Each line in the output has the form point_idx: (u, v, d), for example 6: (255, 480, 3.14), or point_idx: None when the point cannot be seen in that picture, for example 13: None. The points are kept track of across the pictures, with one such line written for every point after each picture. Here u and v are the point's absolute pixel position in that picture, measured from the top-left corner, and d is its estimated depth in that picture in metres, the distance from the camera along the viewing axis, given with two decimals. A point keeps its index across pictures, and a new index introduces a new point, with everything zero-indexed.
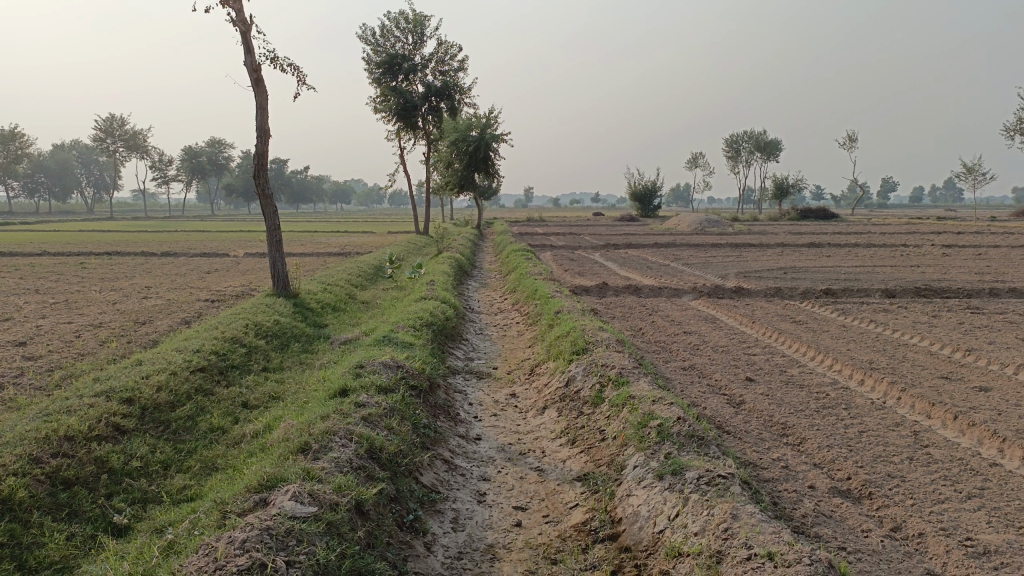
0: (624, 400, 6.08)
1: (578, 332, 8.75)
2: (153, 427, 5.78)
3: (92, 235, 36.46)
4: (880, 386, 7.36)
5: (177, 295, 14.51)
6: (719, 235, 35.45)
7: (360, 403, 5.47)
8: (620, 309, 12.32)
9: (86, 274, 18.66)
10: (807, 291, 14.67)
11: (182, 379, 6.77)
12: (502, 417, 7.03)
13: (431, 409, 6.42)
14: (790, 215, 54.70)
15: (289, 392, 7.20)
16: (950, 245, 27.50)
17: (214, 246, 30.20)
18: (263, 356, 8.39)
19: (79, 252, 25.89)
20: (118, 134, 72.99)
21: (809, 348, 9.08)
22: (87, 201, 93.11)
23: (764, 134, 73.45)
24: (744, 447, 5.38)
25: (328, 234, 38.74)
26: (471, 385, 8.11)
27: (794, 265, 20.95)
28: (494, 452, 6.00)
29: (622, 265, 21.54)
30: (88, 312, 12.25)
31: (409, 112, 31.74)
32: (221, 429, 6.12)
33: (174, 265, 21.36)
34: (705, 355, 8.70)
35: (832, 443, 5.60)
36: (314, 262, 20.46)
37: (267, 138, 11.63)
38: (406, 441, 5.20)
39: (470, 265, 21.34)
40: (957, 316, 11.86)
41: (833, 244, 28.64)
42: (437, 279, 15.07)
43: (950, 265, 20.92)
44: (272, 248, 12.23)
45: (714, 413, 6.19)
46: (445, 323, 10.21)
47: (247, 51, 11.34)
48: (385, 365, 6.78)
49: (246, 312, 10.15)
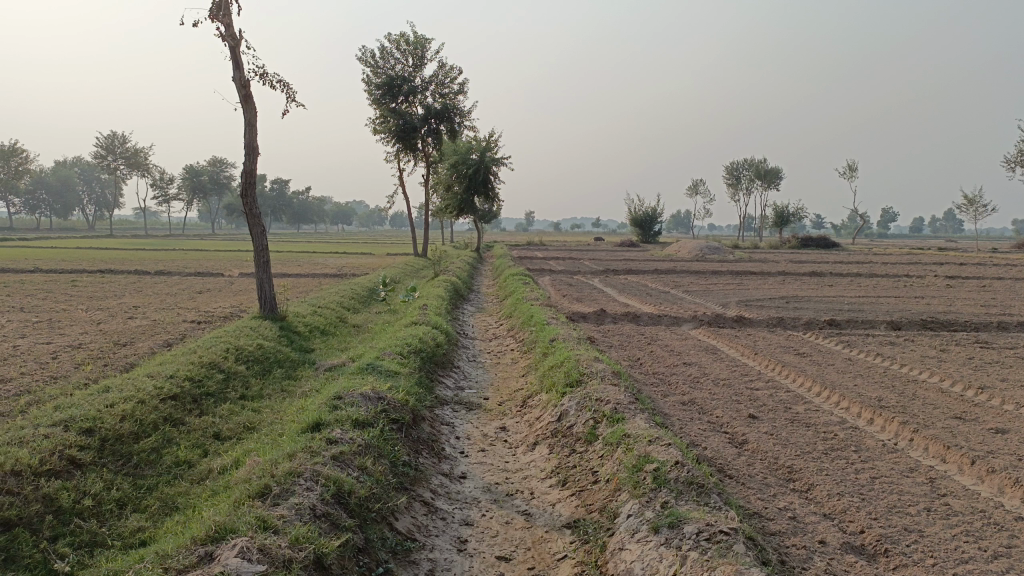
0: (618, 439, 5.67)
1: (573, 362, 8.36)
2: (112, 461, 5.38)
3: (87, 252, 36.11)
4: (890, 426, 6.97)
5: (164, 315, 14.12)
6: (720, 262, 35.18)
7: (333, 439, 5.07)
8: (618, 338, 11.93)
9: (74, 292, 18.29)
10: (810, 322, 14.31)
11: (150, 407, 6.38)
12: (490, 453, 6.63)
13: (413, 444, 6.02)
14: (791, 244, 54.43)
15: (264, 423, 6.80)
16: (954, 276, 27.15)
17: (210, 265, 29.95)
18: (241, 382, 8.00)
19: (72, 269, 25.51)
20: (119, 152, 73.03)
21: (814, 383, 8.68)
22: (88, 218, 93.10)
23: (765, 162, 73.45)
24: (747, 493, 4.98)
25: (326, 254, 38.42)
26: (459, 417, 7.71)
27: (796, 294, 20.58)
28: (479, 493, 5.59)
29: (621, 291, 21.21)
30: (69, 332, 11.86)
31: (409, 133, 31.61)
32: (187, 463, 5.72)
33: (167, 284, 20.99)
34: (706, 388, 8.30)
35: (843, 490, 5.19)
36: (308, 283, 20.10)
37: (256, 156, 11.32)
38: (381, 482, 4.79)
39: (466, 289, 20.99)
40: (965, 350, 11.48)
41: (836, 273, 28.32)
42: (431, 303, 14.72)
43: (955, 296, 20.56)
44: (260, 269, 11.89)
45: (715, 454, 5.78)
46: (434, 350, 9.82)
47: (236, 66, 11.08)
48: (365, 396, 6.36)
49: (229, 335, 9.76)
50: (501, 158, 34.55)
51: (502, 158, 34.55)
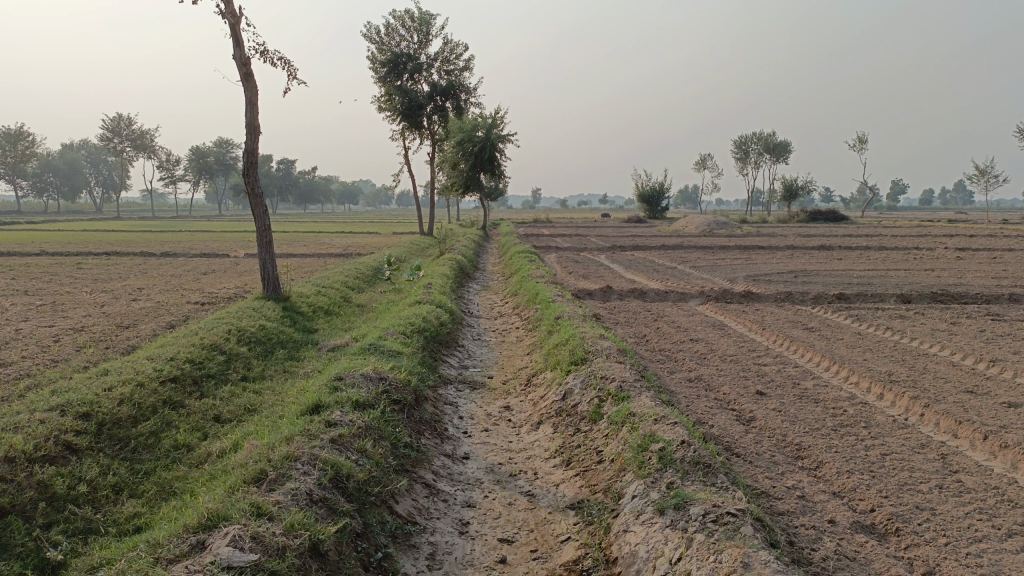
0: (623, 418, 5.57)
1: (578, 340, 8.24)
2: (109, 445, 5.31)
3: (93, 235, 36.04)
4: (901, 401, 6.85)
5: (168, 297, 14.07)
6: (727, 237, 34.93)
7: (332, 422, 4.98)
8: (624, 315, 11.80)
9: (80, 274, 18.24)
10: (819, 296, 14.14)
11: (149, 390, 6.31)
12: (494, 432, 6.54)
13: (415, 426, 5.94)
14: (799, 218, 54.02)
15: (266, 404, 6.73)
16: (964, 248, 26.85)
17: (215, 245, 29.90)
18: (243, 364, 7.92)
19: (78, 251, 25.46)
20: (124, 134, 72.91)
21: (823, 358, 8.56)
22: (95, 201, 93.16)
23: (773, 135, 72.79)
24: (754, 472, 4.88)
25: (332, 234, 38.29)
26: (463, 397, 7.63)
27: (805, 268, 20.38)
28: (482, 473, 5.50)
29: (628, 267, 21.07)
30: (72, 314, 11.81)
31: (413, 110, 31.34)
32: (186, 447, 5.66)
33: (172, 266, 20.93)
34: (713, 365, 8.18)
35: (852, 468, 5.08)
36: (313, 263, 20.02)
37: (257, 135, 11.17)
38: (381, 465, 4.70)
39: (472, 267, 20.87)
40: (977, 323, 11.31)
41: (845, 247, 28.04)
42: (435, 281, 14.61)
43: (965, 268, 20.33)
44: (263, 249, 11.79)
45: (722, 432, 5.68)
46: (439, 329, 9.73)
47: (236, 44, 10.90)
48: (366, 377, 6.27)
49: (230, 316, 9.67)
50: (506, 134, 34.24)
51: (507, 135, 34.24)
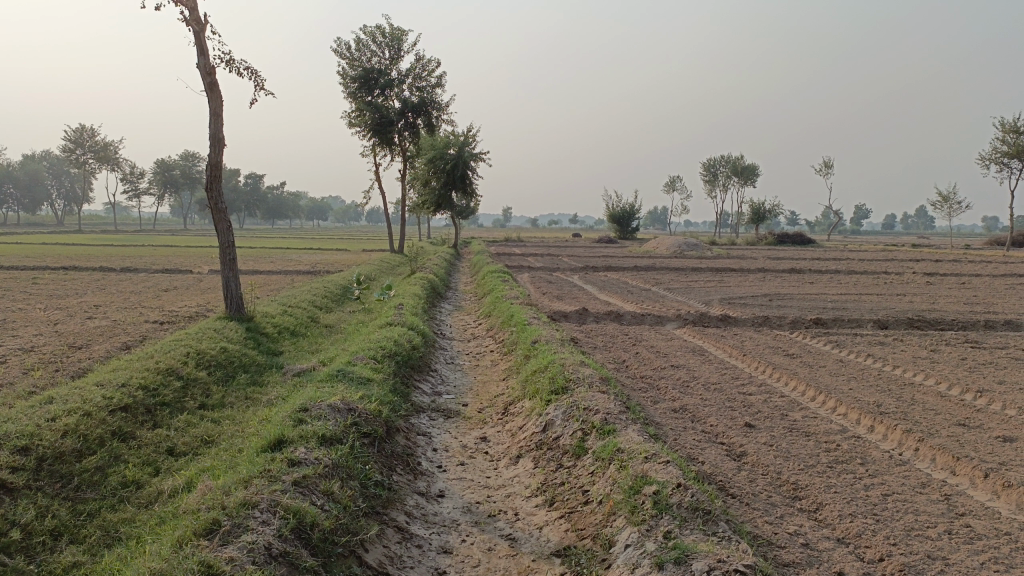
0: (610, 455, 5.21)
1: (558, 367, 7.87)
2: (49, 484, 4.80)
3: (53, 248, 34.91)
4: (893, 434, 6.60)
5: (126, 315, 13.43)
6: (698, 259, 35.00)
7: (296, 460, 4.55)
8: (601, 339, 11.50)
9: (33, 290, 17.46)
10: (796, 321, 13.99)
11: (97, 420, 5.80)
12: (470, 467, 6.14)
13: (386, 461, 5.53)
14: (767, 241, 54.45)
15: (224, 435, 6.26)
16: (932, 273, 27.09)
17: (179, 261, 29.15)
18: (201, 390, 7.43)
19: (34, 266, 24.51)
20: (88, 145, 71.29)
21: (808, 387, 8.29)
22: (56, 214, 90.93)
23: (741, 159, 73.69)
24: (753, 516, 4.55)
25: (301, 251, 37.60)
26: (436, 427, 7.22)
27: (778, 291, 20.33)
28: (458, 514, 5.09)
29: (602, 289, 20.87)
30: (21, 334, 11.15)
31: (385, 127, 30.98)
32: (134, 484, 5.18)
33: (132, 282, 20.19)
34: (696, 394, 7.86)
35: (854, 510, 4.77)
36: (279, 281, 19.43)
37: (222, 148, 10.71)
38: (349, 509, 4.27)
39: (444, 286, 20.48)
40: (956, 351, 11.18)
41: (815, 270, 28.13)
42: (407, 301, 14.20)
43: (935, 293, 20.42)
44: (226, 266, 11.29)
45: (714, 470, 5.34)
46: (410, 353, 9.31)
47: (200, 52, 10.46)
48: (334, 408, 5.83)
49: (190, 337, 9.14)
50: (478, 153, 34.04)
51: (479, 153, 34.05)
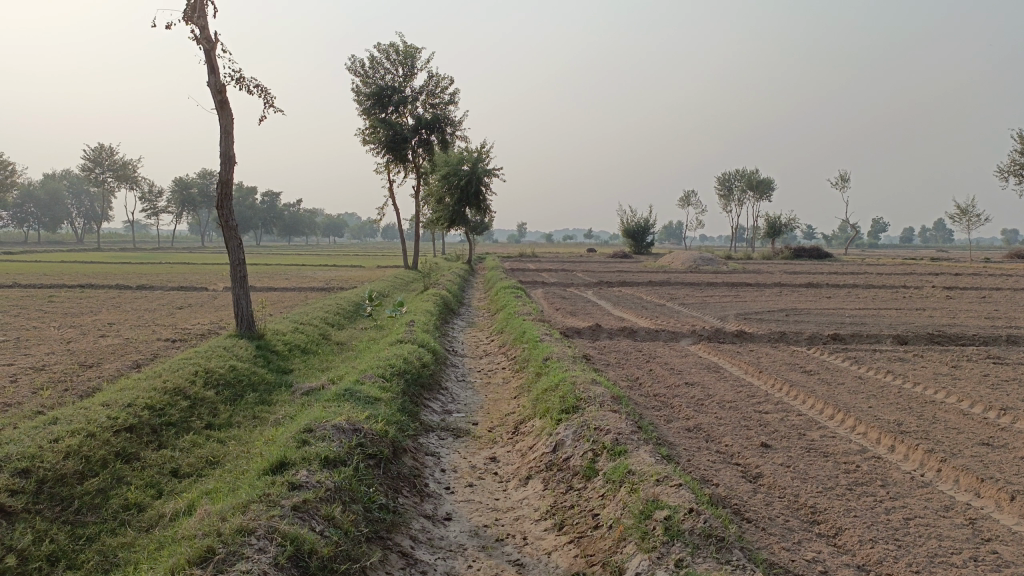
0: (621, 477, 5.07)
1: (569, 385, 7.73)
2: (49, 507, 4.73)
3: (70, 266, 35.17)
4: (915, 455, 6.40)
5: (138, 333, 13.42)
6: (714, 274, 34.78)
7: (297, 483, 4.45)
8: (614, 356, 11.35)
9: (49, 308, 17.55)
10: (813, 337, 13.76)
11: (101, 442, 5.72)
12: (478, 488, 6.01)
13: (392, 483, 5.41)
14: (784, 255, 54.05)
15: (229, 456, 6.17)
16: (952, 287, 26.70)
17: (194, 278, 29.27)
18: (209, 410, 7.35)
19: (51, 284, 24.67)
20: (107, 165, 72.17)
21: (826, 405, 8.10)
22: (76, 232, 91.98)
23: (756, 173, 73.40)
24: (769, 542, 4.39)
25: (315, 268, 37.69)
26: (444, 447, 7.08)
27: (795, 306, 20.08)
28: (465, 538, 4.95)
29: (616, 304, 20.72)
30: (34, 352, 11.16)
31: (399, 144, 31.07)
32: (136, 507, 5.09)
33: (147, 300, 20.25)
34: (711, 412, 7.70)
35: (875, 536, 4.59)
36: (292, 298, 19.44)
37: (232, 165, 10.71)
38: (350, 535, 4.16)
39: (457, 303, 20.40)
40: (978, 367, 10.94)
41: (833, 284, 27.81)
42: (419, 318, 14.11)
43: (956, 307, 20.11)
44: (236, 284, 11.26)
45: (728, 492, 5.18)
46: (420, 371, 9.19)
47: (211, 71, 10.48)
48: (339, 429, 5.72)
49: (199, 356, 9.07)
50: (492, 168, 34.08)
51: (493, 168, 34.08)
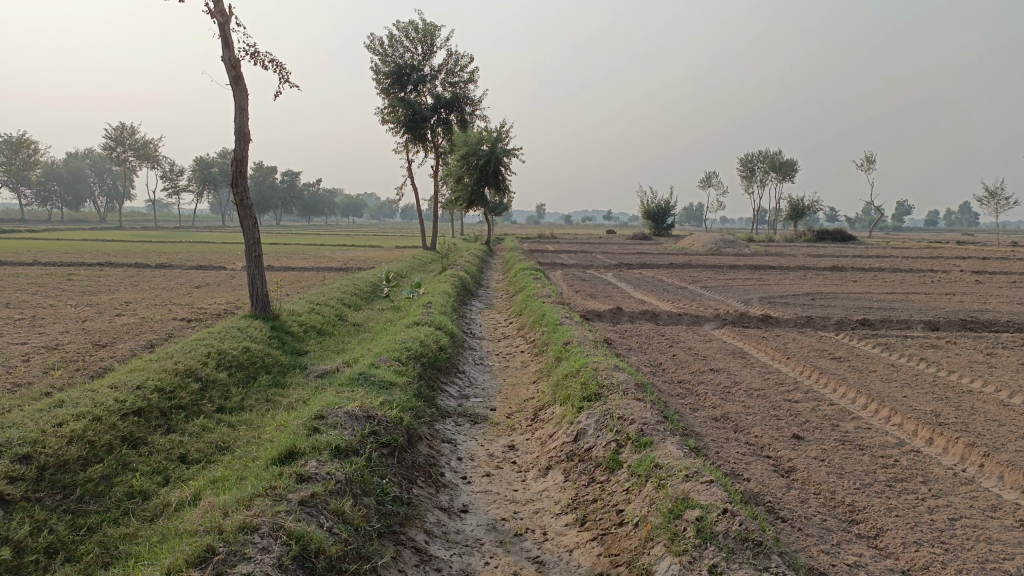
0: (648, 471, 4.80)
1: (590, 371, 7.44)
2: (50, 495, 4.54)
3: (92, 244, 35.23)
4: (954, 448, 6.09)
5: (155, 312, 13.30)
6: (736, 256, 34.22)
7: (306, 475, 4.23)
8: (636, 340, 11.06)
9: (67, 287, 17.50)
10: (841, 322, 13.38)
11: (106, 426, 5.53)
12: (496, 478, 5.77)
13: (406, 474, 5.18)
14: (806, 237, 53.26)
15: (239, 442, 5.98)
16: (981, 271, 26.04)
17: (214, 257, 29.19)
18: (220, 392, 7.16)
19: (71, 262, 24.69)
20: (128, 143, 72.44)
21: (858, 394, 7.77)
22: (98, 211, 92.72)
23: (780, 154, 72.22)
24: (806, 544, 4.12)
25: (334, 248, 37.53)
26: (461, 433, 6.84)
27: (821, 290, 19.62)
28: (482, 532, 4.72)
29: (637, 287, 20.38)
30: (48, 331, 11.04)
31: (417, 123, 30.73)
32: (141, 496, 4.90)
33: (164, 279, 20.19)
34: (739, 400, 7.40)
35: (919, 538, 4.30)
36: (309, 278, 19.24)
37: (247, 142, 10.48)
38: (360, 531, 3.94)
39: (475, 284, 20.14)
40: (1014, 354, 10.54)
41: (859, 267, 27.27)
42: (437, 299, 13.90)
43: (986, 292, 19.57)
44: (251, 264, 11.08)
45: (761, 488, 4.90)
46: (437, 355, 8.95)
47: (225, 45, 10.23)
48: (351, 416, 5.49)
49: (212, 337, 8.88)
50: (512, 148, 33.68)
51: (512, 148, 33.68)
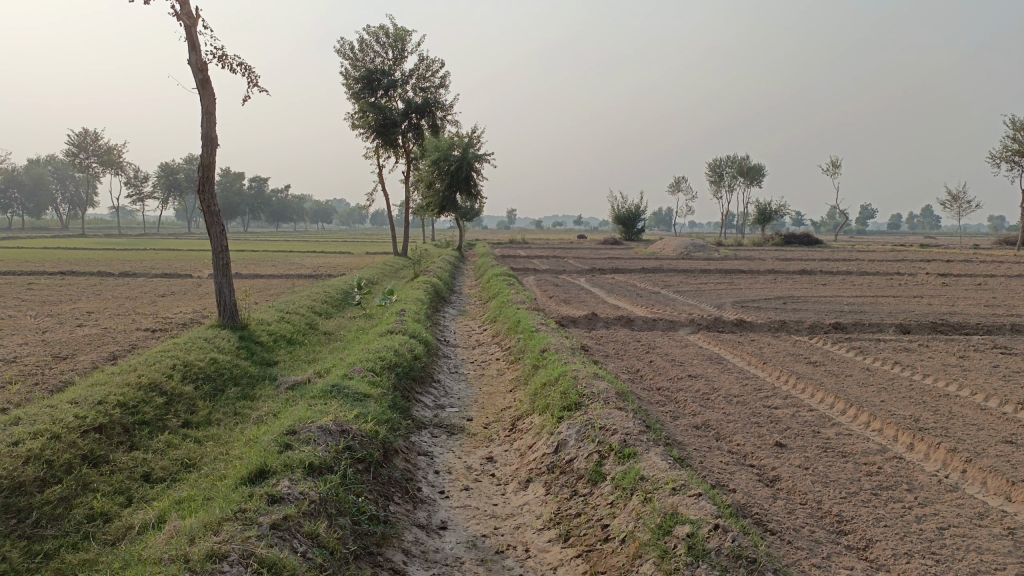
0: (632, 484, 4.67)
1: (570, 380, 7.30)
2: (3, 521, 4.28)
3: (54, 252, 34.36)
4: (936, 453, 6.06)
5: (118, 323, 12.90)
6: (707, 260, 34.42)
7: (278, 496, 4.03)
8: (613, 346, 10.95)
9: (26, 296, 16.94)
10: (814, 325, 13.41)
11: (66, 444, 5.26)
12: (475, 492, 5.60)
13: (382, 490, 4.99)
14: (774, 241, 53.77)
15: (206, 459, 5.74)
16: (947, 274, 26.42)
17: (180, 265, 28.60)
18: (187, 406, 6.90)
19: (30, 271, 23.99)
20: (91, 149, 71.01)
21: (838, 400, 7.72)
22: (61, 218, 90.85)
23: (747, 159, 73.00)
24: (798, 558, 4.01)
25: (304, 254, 37.05)
26: (437, 446, 6.66)
27: (792, 294, 19.75)
28: (462, 550, 4.54)
29: (610, 292, 20.36)
30: (6, 343, 10.62)
31: (388, 128, 30.47)
32: (102, 518, 4.65)
33: (129, 287, 19.69)
34: (719, 408, 7.31)
35: (910, 548, 4.22)
36: (278, 286, 18.90)
37: (215, 147, 10.20)
38: (335, 555, 3.75)
39: (448, 290, 19.94)
40: (986, 357, 10.61)
41: (828, 271, 27.53)
42: (410, 307, 13.69)
43: (953, 295, 19.82)
44: (219, 272, 10.79)
45: (748, 500, 4.79)
46: (411, 364, 8.75)
47: (191, 48, 9.95)
48: (325, 431, 5.29)
49: (177, 347, 8.58)
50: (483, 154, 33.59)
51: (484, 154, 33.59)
